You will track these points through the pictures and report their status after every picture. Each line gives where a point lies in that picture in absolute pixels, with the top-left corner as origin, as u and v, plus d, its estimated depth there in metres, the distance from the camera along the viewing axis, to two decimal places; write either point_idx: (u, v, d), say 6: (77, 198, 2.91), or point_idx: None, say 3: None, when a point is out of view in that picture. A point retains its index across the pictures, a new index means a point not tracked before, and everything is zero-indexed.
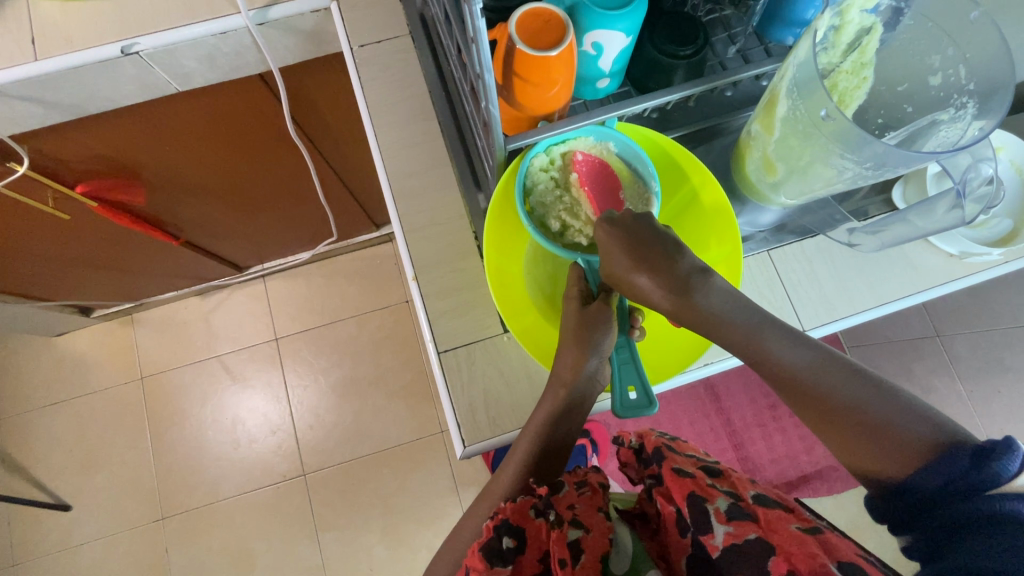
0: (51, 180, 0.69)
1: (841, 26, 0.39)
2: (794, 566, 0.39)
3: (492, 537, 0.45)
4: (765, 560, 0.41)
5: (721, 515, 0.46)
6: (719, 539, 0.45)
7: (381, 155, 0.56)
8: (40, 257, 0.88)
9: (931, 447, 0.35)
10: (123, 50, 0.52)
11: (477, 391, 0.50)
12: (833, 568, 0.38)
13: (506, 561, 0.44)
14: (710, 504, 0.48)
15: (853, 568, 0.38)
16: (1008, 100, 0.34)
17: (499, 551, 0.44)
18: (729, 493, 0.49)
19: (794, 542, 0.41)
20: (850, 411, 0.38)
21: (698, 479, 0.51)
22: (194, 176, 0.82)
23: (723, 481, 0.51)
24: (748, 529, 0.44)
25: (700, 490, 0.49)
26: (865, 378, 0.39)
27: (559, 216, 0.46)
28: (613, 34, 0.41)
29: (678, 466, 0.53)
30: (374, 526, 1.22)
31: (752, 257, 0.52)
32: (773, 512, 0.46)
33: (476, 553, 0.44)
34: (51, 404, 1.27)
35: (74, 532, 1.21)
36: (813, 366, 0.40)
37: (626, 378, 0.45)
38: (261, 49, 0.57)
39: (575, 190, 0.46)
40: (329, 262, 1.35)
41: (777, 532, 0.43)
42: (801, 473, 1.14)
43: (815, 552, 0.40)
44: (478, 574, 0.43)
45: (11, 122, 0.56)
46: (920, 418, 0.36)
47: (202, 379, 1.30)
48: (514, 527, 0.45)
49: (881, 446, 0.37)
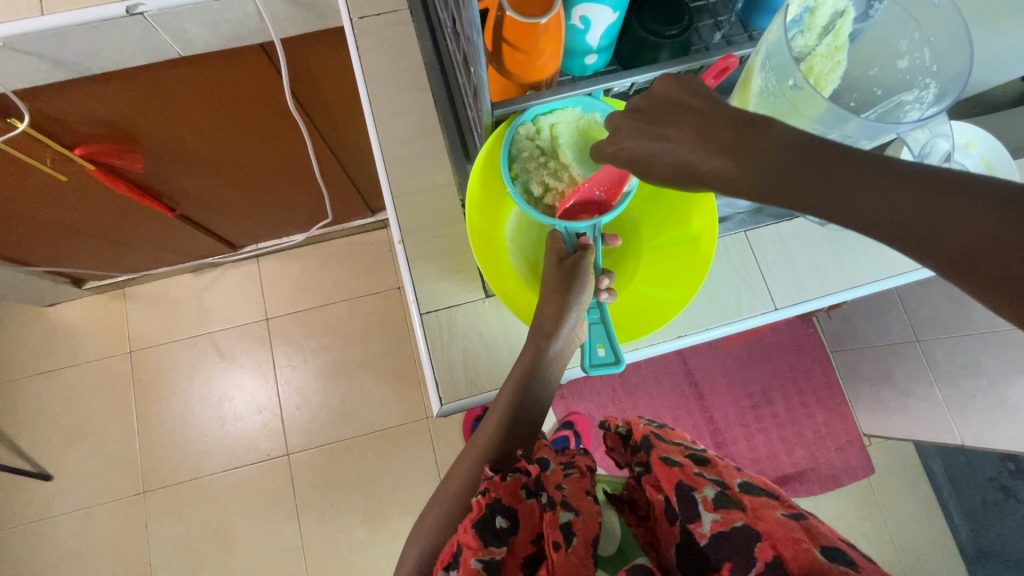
0: (51, 140, 0.70)
1: (814, 8, 0.41)
2: (780, 554, 0.38)
3: (486, 515, 0.43)
4: (752, 545, 0.40)
5: (709, 503, 0.44)
6: (707, 527, 0.43)
7: (375, 124, 0.57)
8: (35, 221, 0.89)
9: None
10: (128, 10, 0.53)
11: (457, 351, 0.52)
12: (818, 555, 0.38)
13: (502, 541, 0.43)
14: (698, 492, 0.46)
15: (836, 553, 0.38)
16: (959, 92, 0.39)
17: (494, 530, 0.43)
18: (716, 482, 0.47)
19: (780, 527, 0.40)
20: (1011, 257, 0.26)
21: (685, 467, 0.49)
22: (193, 145, 0.83)
23: (711, 469, 0.49)
24: (735, 516, 0.43)
25: (688, 479, 0.48)
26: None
27: (542, 179, 0.49)
28: (600, 9, 0.43)
29: (665, 455, 0.52)
30: (355, 509, 1.22)
31: (729, 236, 0.56)
32: (757, 500, 0.44)
33: (470, 530, 0.42)
34: (38, 374, 1.27)
35: (54, 502, 1.21)
36: (958, 218, 0.27)
37: (596, 336, 0.48)
38: (263, 17, 0.58)
39: (561, 155, 0.48)
40: (323, 245, 1.36)
41: (763, 519, 0.42)
42: (781, 472, 1.15)
43: (800, 537, 0.39)
44: (472, 552, 0.41)
45: (14, 77, 0.57)
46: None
47: (191, 355, 1.30)
48: (508, 507, 0.45)
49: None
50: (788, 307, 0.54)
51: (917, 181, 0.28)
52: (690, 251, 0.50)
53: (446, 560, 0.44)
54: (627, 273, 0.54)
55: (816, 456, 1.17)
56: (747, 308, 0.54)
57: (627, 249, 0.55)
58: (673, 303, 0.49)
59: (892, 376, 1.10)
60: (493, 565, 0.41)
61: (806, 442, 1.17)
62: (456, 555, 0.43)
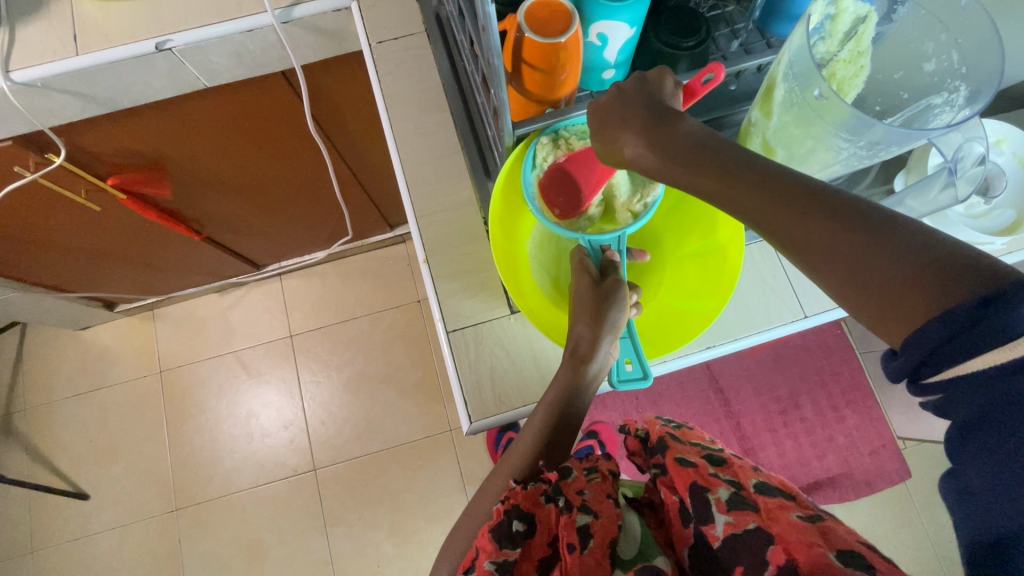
0: (86, 172, 0.73)
1: (836, 15, 0.41)
2: (793, 557, 0.37)
3: (503, 521, 0.44)
4: (764, 548, 0.39)
5: (722, 504, 0.43)
6: (719, 530, 0.43)
7: (395, 145, 0.58)
8: (68, 249, 0.92)
9: (831, 231, 0.31)
10: (158, 46, 0.55)
11: (485, 368, 0.52)
12: (832, 558, 0.36)
13: (516, 544, 0.43)
14: (711, 493, 0.45)
15: (854, 556, 0.36)
16: (991, 95, 0.37)
17: (508, 534, 0.43)
18: (731, 482, 0.46)
19: (794, 530, 0.39)
20: (854, 259, 0.31)
21: (700, 468, 0.48)
22: (217, 171, 0.85)
23: (726, 469, 0.47)
24: (748, 519, 0.42)
25: (702, 479, 0.46)
26: (874, 220, 0.31)
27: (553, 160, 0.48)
28: (617, 25, 0.44)
29: (680, 456, 0.50)
30: (382, 523, 1.23)
31: (754, 245, 0.56)
32: (773, 501, 0.43)
33: (486, 534, 0.44)
34: (74, 396, 1.31)
35: (91, 521, 1.24)
36: (767, 194, 0.33)
37: (625, 352, 0.49)
38: (285, 47, 0.60)
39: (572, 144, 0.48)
40: (343, 262, 1.38)
41: (777, 521, 0.40)
42: (813, 479, 1.12)
43: (813, 541, 0.37)
44: (487, 555, 0.42)
45: (51, 114, 0.59)
46: (920, 258, 0.29)
47: (219, 373, 1.33)
48: (525, 512, 0.45)
49: (896, 306, 0.30)
50: (816, 312, 0.53)
51: (789, 182, 0.33)
52: (717, 262, 0.50)
53: (465, 563, 0.45)
54: (653, 286, 0.54)
55: (849, 460, 1.14)
56: (775, 318, 0.54)
57: (653, 263, 0.55)
58: (702, 316, 0.49)
59: None
60: (506, 566, 0.42)
61: (838, 447, 1.14)
62: (473, 560, 0.44)
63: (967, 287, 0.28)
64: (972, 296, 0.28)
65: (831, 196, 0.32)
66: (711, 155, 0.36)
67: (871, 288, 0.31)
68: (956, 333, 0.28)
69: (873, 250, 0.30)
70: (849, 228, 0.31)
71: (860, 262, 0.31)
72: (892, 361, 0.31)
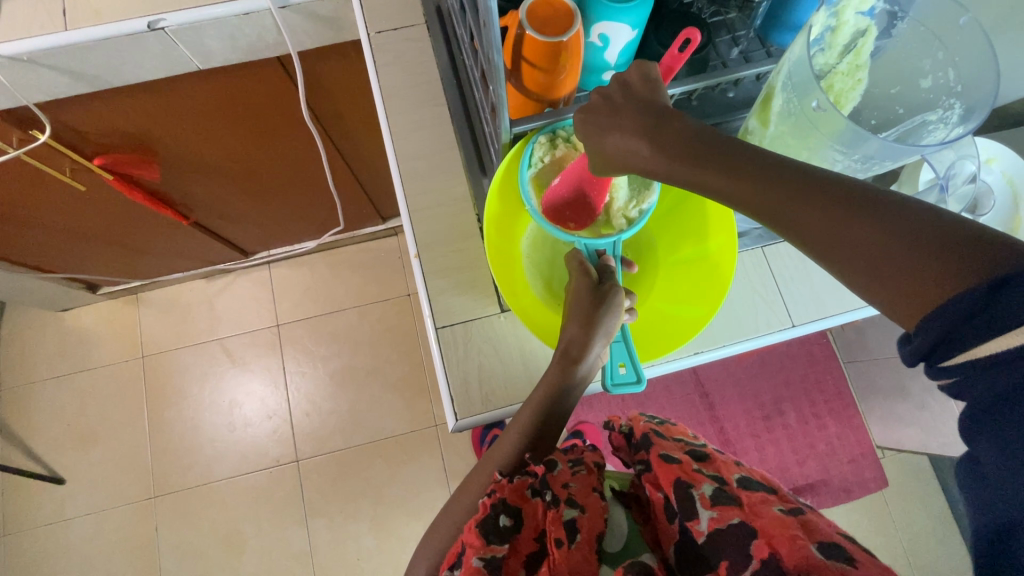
0: (71, 150, 0.71)
1: (837, 27, 0.41)
2: (776, 550, 0.37)
3: (489, 516, 0.44)
4: (748, 543, 0.39)
5: (706, 500, 0.43)
6: (704, 524, 0.42)
7: (391, 138, 0.58)
8: (50, 228, 0.90)
9: (845, 224, 0.31)
10: (149, 25, 0.54)
11: (473, 365, 0.52)
12: (814, 551, 0.36)
13: (503, 539, 0.43)
14: (696, 489, 0.45)
15: (834, 550, 0.37)
16: (986, 113, 0.38)
17: (496, 529, 0.44)
18: (715, 478, 0.46)
19: (776, 524, 0.39)
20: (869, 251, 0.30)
21: (684, 464, 0.48)
22: (207, 155, 0.83)
23: (710, 465, 0.48)
24: (732, 514, 0.42)
25: (686, 476, 0.46)
26: (883, 208, 0.30)
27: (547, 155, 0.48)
28: (619, 27, 0.44)
29: (665, 452, 0.50)
30: (363, 516, 1.22)
31: (746, 252, 0.56)
32: (756, 495, 0.43)
33: (473, 529, 0.44)
34: (52, 378, 1.29)
35: (66, 506, 1.22)
36: (778, 191, 0.33)
37: (617, 355, 0.48)
38: (282, 33, 0.59)
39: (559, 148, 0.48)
40: (334, 252, 1.37)
41: (760, 515, 0.41)
42: (792, 484, 1.13)
43: (796, 534, 0.38)
44: (474, 550, 0.43)
45: (36, 90, 0.58)
46: (934, 242, 0.29)
47: (202, 360, 1.31)
48: (512, 507, 0.45)
49: (914, 292, 0.29)
50: (802, 322, 0.54)
51: (796, 178, 0.33)
52: (705, 269, 0.51)
53: (452, 559, 0.45)
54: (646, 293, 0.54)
55: (828, 468, 1.16)
56: (763, 325, 0.54)
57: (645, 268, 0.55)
58: (693, 321, 0.49)
59: (906, 388, 1.05)
60: (494, 562, 0.42)
61: (817, 453, 1.15)
62: (460, 555, 0.44)
63: (979, 272, 0.27)
64: (983, 279, 0.27)
65: (840, 187, 0.32)
66: (711, 153, 0.35)
67: (884, 279, 0.30)
68: (969, 316, 0.27)
69: (889, 240, 0.30)
70: (865, 220, 0.30)
71: (867, 247, 0.30)
72: (906, 347, 0.31)
